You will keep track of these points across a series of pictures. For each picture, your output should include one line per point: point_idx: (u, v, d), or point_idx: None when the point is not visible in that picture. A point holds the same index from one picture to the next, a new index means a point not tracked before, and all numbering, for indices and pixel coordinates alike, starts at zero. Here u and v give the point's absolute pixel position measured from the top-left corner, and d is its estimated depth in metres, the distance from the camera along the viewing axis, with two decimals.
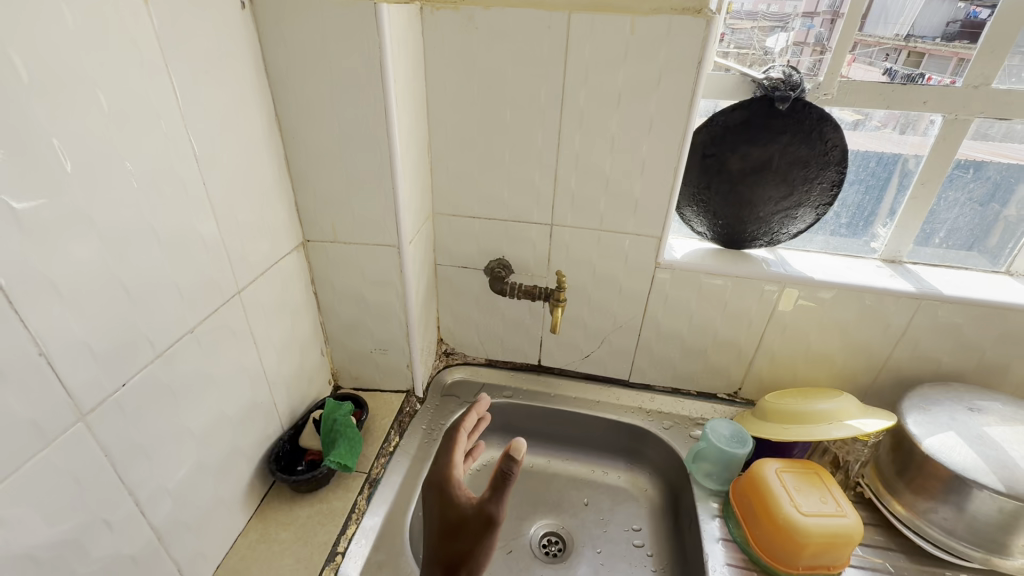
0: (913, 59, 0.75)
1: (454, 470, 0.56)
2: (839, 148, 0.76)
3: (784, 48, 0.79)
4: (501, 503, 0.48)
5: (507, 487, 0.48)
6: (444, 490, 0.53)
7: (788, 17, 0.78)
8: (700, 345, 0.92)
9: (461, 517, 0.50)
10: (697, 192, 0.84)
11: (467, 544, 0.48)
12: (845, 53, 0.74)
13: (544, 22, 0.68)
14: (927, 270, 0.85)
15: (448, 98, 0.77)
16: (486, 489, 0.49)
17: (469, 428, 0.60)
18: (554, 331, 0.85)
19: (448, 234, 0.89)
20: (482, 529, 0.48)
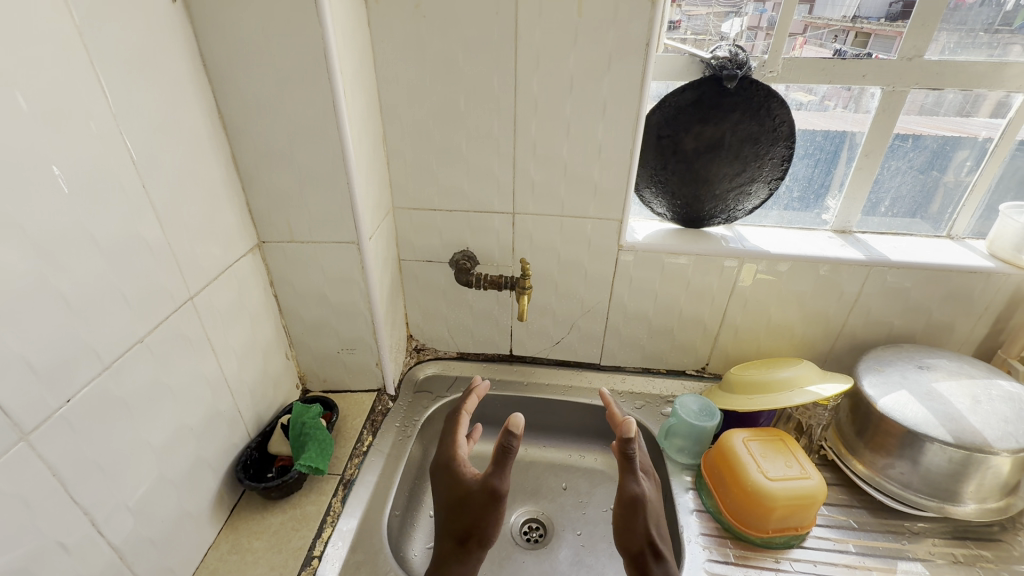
0: (860, 39, 0.77)
1: (459, 449, 0.70)
2: (787, 124, 0.78)
3: (739, 33, 0.79)
4: (502, 475, 0.62)
5: (506, 461, 0.61)
6: (452, 469, 0.67)
7: (740, 2, 0.77)
8: (667, 324, 0.93)
9: (467, 492, 0.64)
10: (655, 173, 0.85)
11: (476, 512, 0.63)
12: (791, 35, 0.77)
13: (492, 8, 0.68)
14: (875, 237, 0.89)
15: (400, 90, 0.75)
16: (489, 466, 0.63)
17: (469, 410, 0.73)
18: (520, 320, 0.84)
19: (410, 228, 0.88)
20: (488, 496, 0.62)
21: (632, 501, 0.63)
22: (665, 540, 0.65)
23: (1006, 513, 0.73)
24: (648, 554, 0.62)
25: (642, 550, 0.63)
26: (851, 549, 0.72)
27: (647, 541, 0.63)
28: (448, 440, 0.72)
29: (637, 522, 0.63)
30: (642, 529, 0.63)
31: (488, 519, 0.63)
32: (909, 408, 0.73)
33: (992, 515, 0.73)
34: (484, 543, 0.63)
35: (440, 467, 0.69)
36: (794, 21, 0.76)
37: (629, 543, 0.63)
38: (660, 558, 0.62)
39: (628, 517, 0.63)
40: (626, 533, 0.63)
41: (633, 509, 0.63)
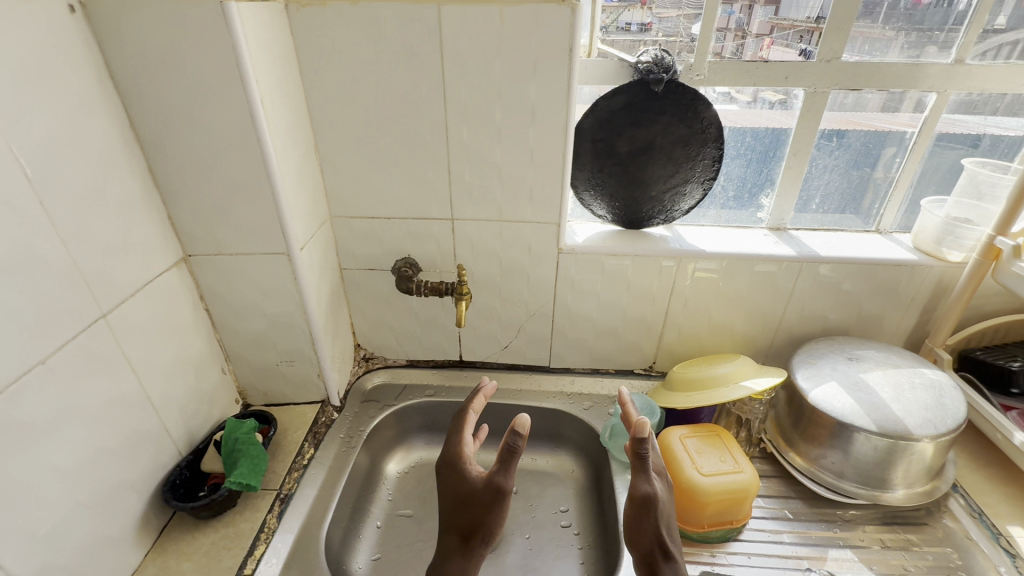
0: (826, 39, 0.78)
1: (464, 447, 0.72)
2: (714, 126, 0.79)
3: (708, 34, 0.79)
4: (507, 471, 0.66)
5: (513, 460, 0.65)
6: (456, 466, 0.70)
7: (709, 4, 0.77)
8: (612, 325, 0.94)
9: (472, 489, 0.67)
10: (593, 176, 0.86)
11: (482, 509, 0.65)
12: (757, 36, 0.79)
13: (414, 16, 0.68)
14: (809, 234, 0.91)
15: (328, 98, 0.75)
16: (495, 463, 0.66)
17: (476, 409, 0.75)
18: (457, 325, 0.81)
19: (349, 237, 0.87)
20: (494, 494, 0.65)
21: (643, 501, 0.63)
22: (678, 542, 0.64)
23: (932, 496, 0.75)
24: (658, 556, 0.62)
25: (651, 551, 0.63)
26: (786, 538, 0.74)
27: (657, 542, 0.63)
28: (454, 438, 0.74)
29: (648, 523, 0.63)
30: (652, 529, 0.63)
31: (494, 516, 0.65)
32: (838, 401, 0.75)
33: (920, 499, 0.75)
34: (489, 539, 0.65)
35: (445, 463, 0.71)
36: (756, 22, 0.78)
37: (639, 544, 0.64)
38: (669, 559, 0.62)
39: (639, 517, 0.63)
40: (637, 534, 0.64)
41: (644, 509, 0.63)
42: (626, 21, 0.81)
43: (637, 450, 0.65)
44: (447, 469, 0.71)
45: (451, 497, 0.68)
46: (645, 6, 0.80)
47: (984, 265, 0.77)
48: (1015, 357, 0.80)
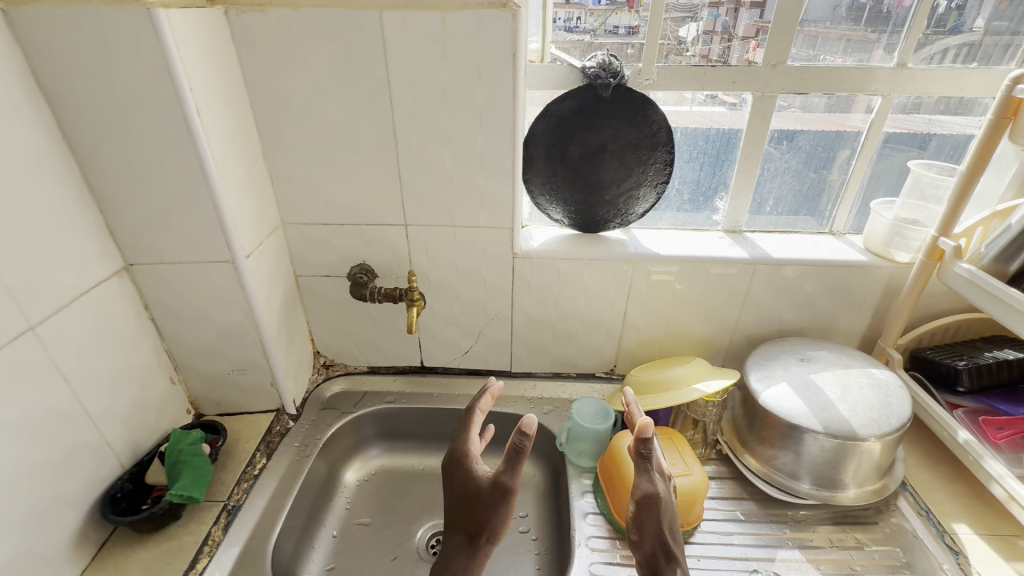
0: (808, 42, 0.78)
1: (471, 445, 0.70)
2: (664, 130, 0.80)
3: (696, 37, 0.79)
4: (513, 473, 0.64)
5: (519, 459, 0.63)
6: (463, 465, 0.68)
7: (696, 8, 0.78)
8: (572, 329, 0.94)
9: (478, 489, 0.66)
10: (548, 180, 0.86)
11: (487, 508, 0.64)
12: (743, 39, 0.79)
13: (357, 22, 0.68)
14: (763, 236, 0.92)
15: (273, 104, 0.74)
16: (501, 463, 0.64)
17: (483, 408, 0.72)
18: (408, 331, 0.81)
19: (303, 244, 0.86)
20: (498, 493, 0.64)
21: (647, 501, 0.61)
22: (678, 543, 0.62)
23: (882, 495, 0.76)
24: (660, 557, 0.60)
25: (654, 552, 0.60)
26: (737, 540, 0.74)
27: (659, 543, 0.60)
28: (460, 434, 0.72)
29: (651, 523, 0.61)
30: (654, 531, 0.61)
31: (497, 517, 0.64)
32: (784, 403, 0.75)
33: (870, 497, 0.76)
34: (491, 539, 0.65)
35: (451, 461, 0.69)
36: (742, 25, 0.78)
37: (641, 545, 0.61)
38: (670, 561, 0.60)
39: (642, 518, 0.61)
40: (639, 535, 0.61)
41: (648, 508, 0.61)
42: (614, 25, 0.81)
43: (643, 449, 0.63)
44: (453, 467, 0.69)
45: (458, 494, 0.67)
46: (633, 9, 0.79)
47: (928, 266, 0.78)
48: (962, 355, 0.81)
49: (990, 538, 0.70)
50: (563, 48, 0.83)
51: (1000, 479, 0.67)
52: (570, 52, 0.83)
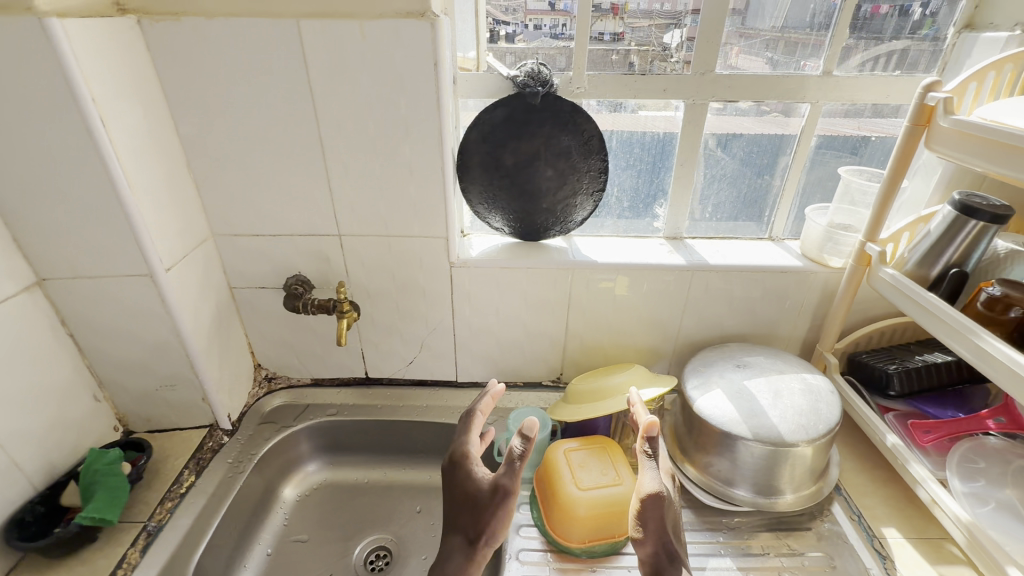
0: (789, 48, 0.79)
1: (471, 446, 0.71)
2: (596, 138, 0.81)
3: (680, 44, 0.79)
4: (512, 475, 0.64)
5: (520, 461, 0.64)
6: (463, 466, 0.69)
7: (680, 15, 0.77)
8: (516, 337, 0.94)
9: (477, 491, 0.66)
10: (485, 189, 0.85)
11: (485, 510, 0.65)
12: (726, 44, 0.79)
13: (273, 31, 0.67)
14: (703, 242, 0.92)
15: (195, 114, 0.73)
16: (501, 466, 0.65)
17: (484, 409, 0.74)
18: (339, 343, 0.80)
19: (236, 255, 0.85)
20: (497, 494, 0.64)
21: (653, 499, 0.62)
22: (681, 543, 0.64)
23: (816, 500, 0.76)
24: (662, 556, 0.61)
25: (657, 551, 0.62)
26: None
27: (662, 542, 0.61)
28: (461, 436, 0.73)
29: (655, 522, 0.62)
30: (658, 529, 0.62)
31: (494, 519, 0.64)
32: (717, 410, 0.75)
33: (804, 503, 0.76)
34: (489, 541, 0.65)
35: (454, 462, 0.70)
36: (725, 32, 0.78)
37: (645, 544, 0.62)
38: (673, 561, 0.61)
39: (646, 516, 0.62)
40: (644, 534, 0.62)
41: (654, 506, 0.62)
42: (599, 32, 0.78)
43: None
44: (454, 469, 0.70)
45: (458, 495, 0.68)
46: (617, 15, 0.78)
47: (858, 271, 0.78)
48: (894, 359, 0.82)
49: (918, 542, 0.71)
50: (548, 55, 0.81)
51: (923, 482, 0.67)
52: (556, 59, 0.81)
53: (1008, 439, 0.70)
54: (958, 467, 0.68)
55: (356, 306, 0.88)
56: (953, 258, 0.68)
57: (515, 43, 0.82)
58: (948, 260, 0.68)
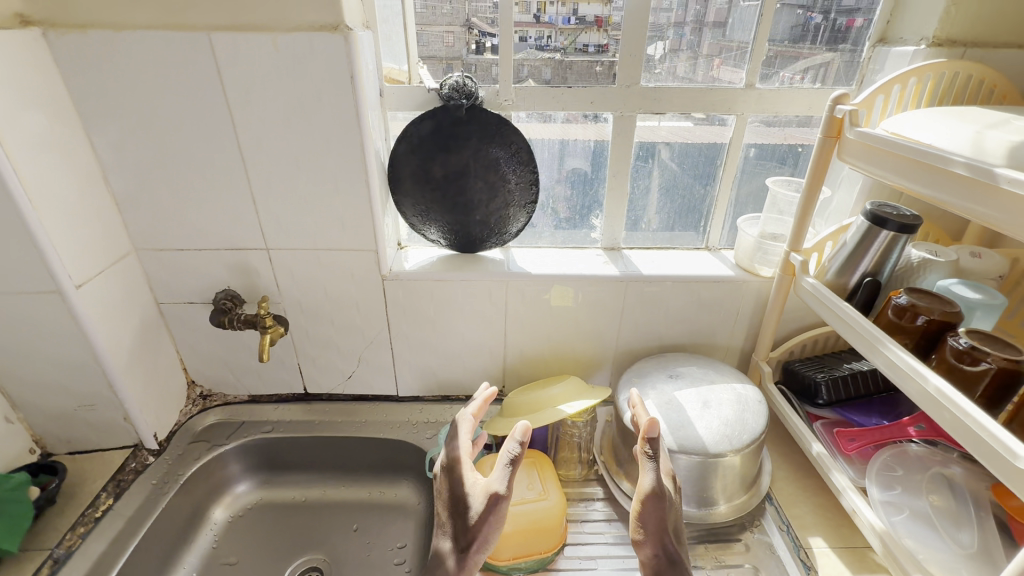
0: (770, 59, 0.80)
1: (462, 450, 0.72)
2: (523, 148, 0.81)
3: (663, 55, 0.80)
4: (505, 480, 0.64)
5: (515, 464, 0.65)
6: (454, 471, 0.70)
7: (663, 27, 0.78)
8: (455, 350, 0.93)
9: (469, 495, 0.67)
10: (418, 201, 0.84)
11: (477, 514, 0.64)
12: (708, 56, 0.81)
13: (184, 43, 0.66)
14: (639, 253, 0.93)
15: (109, 128, 0.71)
16: (496, 470, 0.66)
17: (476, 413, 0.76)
18: (261, 360, 0.79)
19: (161, 270, 0.83)
20: (489, 497, 0.64)
21: (653, 502, 0.64)
22: (682, 543, 0.66)
23: (744, 511, 0.76)
24: (662, 557, 0.64)
25: (657, 552, 0.64)
26: (600, 565, 0.73)
27: (664, 545, 0.64)
28: (451, 442, 0.74)
29: (656, 525, 0.64)
30: (659, 532, 0.64)
31: (486, 525, 0.64)
32: None
33: (732, 514, 0.75)
34: (481, 548, 0.64)
35: (446, 468, 0.71)
36: (706, 44, 0.80)
37: (646, 546, 0.64)
38: (673, 563, 0.63)
39: (647, 519, 0.64)
40: (644, 536, 0.64)
41: (654, 510, 0.64)
42: (583, 43, 0.80)
43: (650, 452, 0.65)
44: (448, 476, 0.71)
45: (451, 501, 0.69)
46: (602, 28, 0.79)
47: (785, 281, 0.79)
48: (824, 367, 0.82)
49: (843, 552, 0.71)
50: (534, 66, 0.81)
51: (842, 492, 0.67)
52: (542, 70, 0.81)
53: (929, 445, 0.69)
54: (877, 475, 0.68)
55: (285, 321, 0.86)
56: (868, 268, 0.69)
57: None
58: (864, 269, 0.69)
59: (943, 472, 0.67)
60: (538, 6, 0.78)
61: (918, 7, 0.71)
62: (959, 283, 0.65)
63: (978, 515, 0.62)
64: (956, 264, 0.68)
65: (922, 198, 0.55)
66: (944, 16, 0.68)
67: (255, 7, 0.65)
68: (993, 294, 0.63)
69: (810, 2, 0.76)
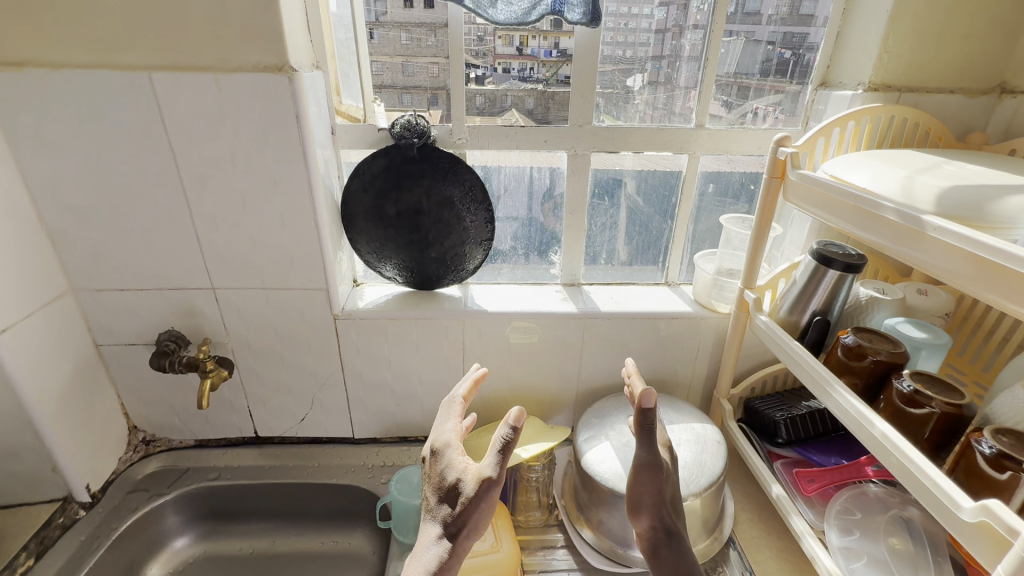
0: (743, 91, 0.81)
1: (450, 433, 0.65)
2: (477, 187, 0.81)
3: (642, 87, 0.81)
4: (498, 467, 0.57)
5: (507, 453, 0.56)
6: (440, 455, 0.63)
7: (640, 60, 0.80)
8: (412, 390, 0.90)
9: (457, 482, 0.60)
10: (372, 238, 0.83)
11: (466, 502, 0.58)
12: (684, 89, 0.82)
13: (123, 83, 0.64)
14: (600, 289, 0.93)
15: (43, 166, 0.69)
16: (488, 454, 0.58)
17: (465, 396, 0.69)
18: (201, 406, 0.77)
19: (100, 311, 0.79)
20: (479, 485, 0.57)
21: (647, 472, 0.61)
22: (680, 515, 0.64)
23: (707, 556, 0.73)
24: (659, 529, 0.62)
25: (653, 525, 0.62)
26: None
27: (660, 519, 0.62)
28: (440, 425, 0.67)
29: (652, 499, 0.61)
30: (656, 502, 0.62)
31: (477, 510, 0.57)
32: (604, 464, 0.73)
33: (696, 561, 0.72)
34: (472, 534, 0.58)
35: (435, 453, 0.64)
36: (683, 76, 0.81)
37: (643, 519, 0.62)
38: (671, 534, 0.62)
39: (643, 490, 0.61)
40: (639, 508, 0.62)
41: (650, 482, 0.61)
42: (564, 75, 0.79)
43: (647, 421, 0.61)
44: (437, 459, 0.63)
45: (439, 486, 0.61)
46: None
47: (740, 318, 0.78)
48: (784, 405, 0.81)
49: None
50: (517, 96, 0.81)
51: (801, 536, 0.65)
52: (525, 100, 0.81)
53: (888, 486, 0.69)
54: (835, 519, 0.66)
55: (230, 363, 0.84)
56: (818, 306, 0.69)
57: (485, 85, 0.80)
58: (814, 308, 0.69)
59: (902, 513, 0.66)
60: (521, 40, 0.77)
61: (854, 54, 0.73)
62: (905, 322, 0.65)
63: (937, 560, 0.61)
64: (903, 302, 0.68)
65: (864, 243, 0.55)
66: (878, 63, 0.70)
67: (196, 47, 0.64)
68: (939, 333, 0.63)
69: (780, 37, 0.78)
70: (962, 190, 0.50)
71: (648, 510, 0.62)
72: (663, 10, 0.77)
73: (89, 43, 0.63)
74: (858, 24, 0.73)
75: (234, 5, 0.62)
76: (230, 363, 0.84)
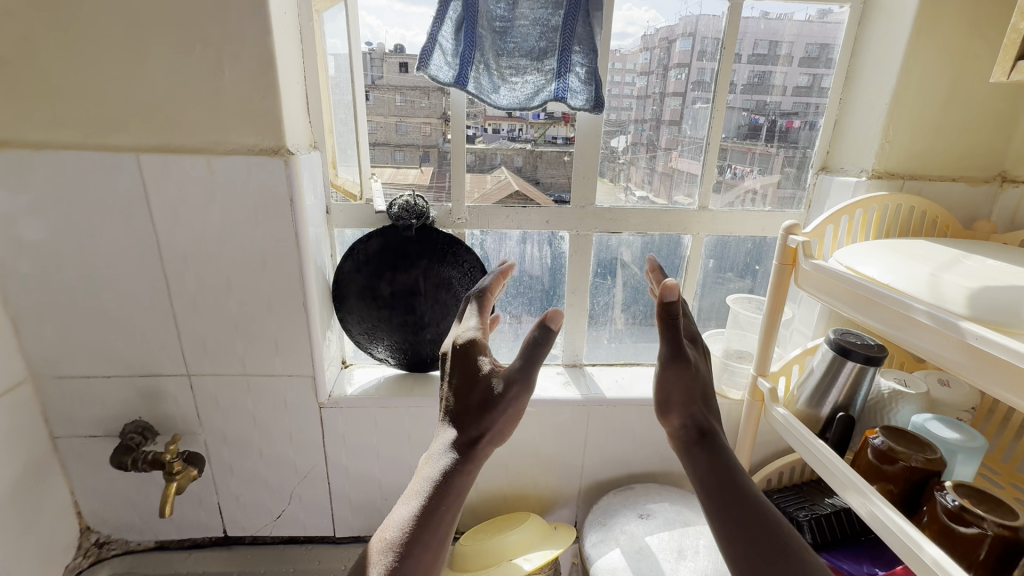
0: (720, 154, 0.80)
1: (480, 331, 0.53)
2: (475, 267, 0.77)
3: (626, 148, 0.79)
4: (528, 369, 0.47)
5: (537, 359, 0.47)
6: (466, 351, 0.50)
7: (624, 122, 0.78)
8: (401, 482, 0.82)
9: (484, 386, 0.48)
10: (365, 320, 0.78)
11: (491, 408, 0.47)
12: (665, 150, 0.80)
13: (109, 163, 0.61)
14: (604, 370, 0.89)
15: (12, 247, 0.64)
16: (518, 354, 0.48)
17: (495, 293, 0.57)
18: (162, 513, 0.69)
19: (61, 400, 0.72)
20: (506, 391, 0.47)
21: (671, 365, 0.51)
22: (716, 417, 0.52)
23: None
24: (690, 427, 0.50)
25: (684, 423, 0.51)
26: None
27: (689, 415, 0.50)
28: (461, 322, 0.54)
29: (679, 394, 0.51)
30: (685, 398, 0.51)
31: (503, 416, 0.47)
32: None
33: None
34: (494, 441, 0.48)
35: (458, 350, 0.51)
36: (664, 138, 0.80)
37: (672, 418, 0.51)
38: (706, 432, 0.49)
39: (669, 386, 0.51)
40: (665, 405, 0.51)
41: (675, 376, 0.51)
42: (552, 135, 0.77)
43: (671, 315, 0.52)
44: (460, 358, 0.51)
45: (457, 385, 0.50)
46: (569, 122, 0.77)
47: (755, 407, 0.73)
48: (805, 502, 0.75)
49: None
50: (506, 155, 0.78)
51: None
52: (514, 159, 0.79)
53: None
54: None
55: (202, 458, 0.76)
56: (838, 399, 0.65)
57: (475, 144, 0.78)
58: (835, 401, 0.65)
59: None
60: None
61: (853, 143, 0.74)
62: (933, 419, 0.61)
63: None
64: (926, 396, 0.65)
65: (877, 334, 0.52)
66: (880, 151, 0.70)
67: (190, 128, 0.62)
68: (971, 433, 0.59)
69: (753, 105, 0.78)
70: (988, 291, 0.47)
71: (676, 408, 0.51)
72: (644, 79, 0.76)
73: (75, 123, 0.61)
74: (857, 113, 0.74)
75: (232, 90, 0.60)
76: (201, 457, 0.76)
